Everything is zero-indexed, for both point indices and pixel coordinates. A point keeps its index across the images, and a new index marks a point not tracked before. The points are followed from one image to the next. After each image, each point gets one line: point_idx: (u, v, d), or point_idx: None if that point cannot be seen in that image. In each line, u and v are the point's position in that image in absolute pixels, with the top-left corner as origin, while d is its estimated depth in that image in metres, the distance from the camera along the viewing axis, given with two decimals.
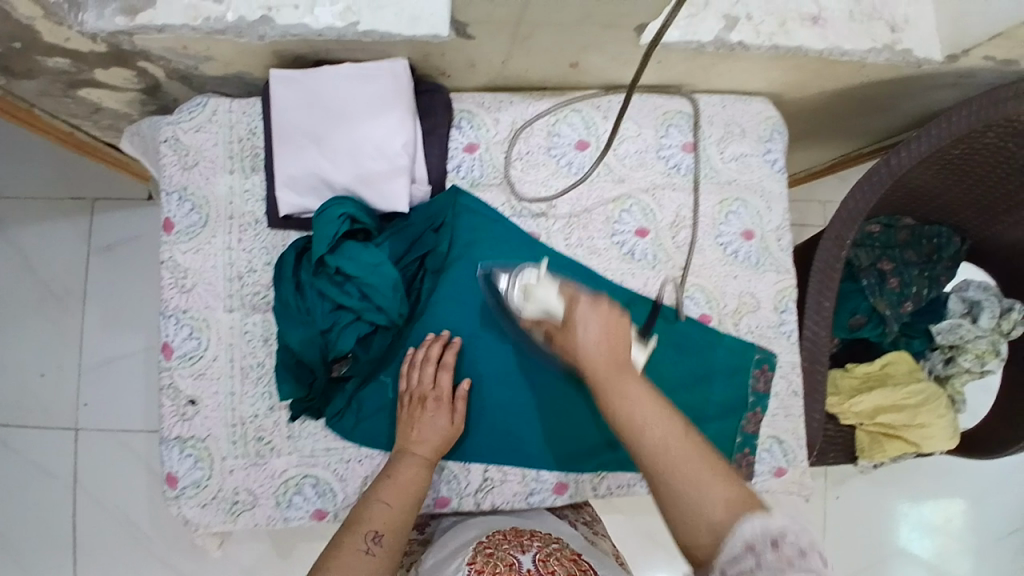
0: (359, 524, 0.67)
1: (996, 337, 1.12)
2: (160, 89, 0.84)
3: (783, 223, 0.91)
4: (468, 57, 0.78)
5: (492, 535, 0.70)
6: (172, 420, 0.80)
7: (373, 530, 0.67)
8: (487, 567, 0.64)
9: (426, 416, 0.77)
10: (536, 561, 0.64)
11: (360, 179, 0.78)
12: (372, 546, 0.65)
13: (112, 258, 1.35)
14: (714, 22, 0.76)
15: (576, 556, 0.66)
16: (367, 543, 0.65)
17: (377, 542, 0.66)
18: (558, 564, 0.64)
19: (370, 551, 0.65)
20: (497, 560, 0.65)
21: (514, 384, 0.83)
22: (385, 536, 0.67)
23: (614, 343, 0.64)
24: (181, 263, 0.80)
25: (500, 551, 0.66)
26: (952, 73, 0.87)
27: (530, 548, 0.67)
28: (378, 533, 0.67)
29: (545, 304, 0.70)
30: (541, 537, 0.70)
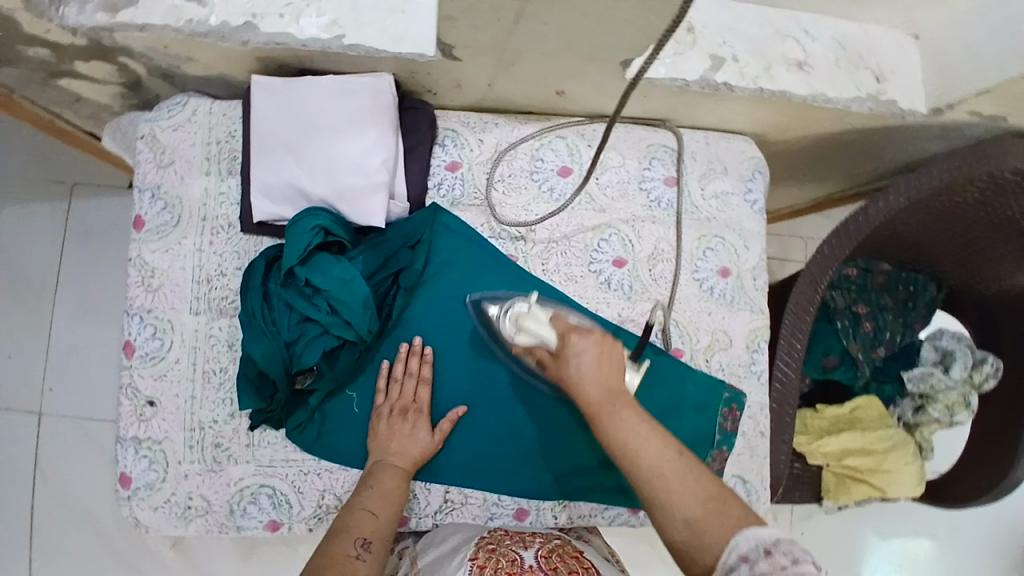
0: (348, 530, 0.67)
1: (967, 389, 1.13)
2: (142, 85, 0.83)
3: (760, 262, 0.92)
4: (454, 77, 0.78)
5: (492, 532, 0.72)
6: (128, 420, 0.78)
7: (362, 537, 0.67)
8: (488, 563, 0.64)
9: (406, 429, 0.77)
10: (538, 558, 0.66)
11: (336, 193, 0.77)
12: (362, 552, 0.65)
13: (88, 244, 1.34)
14: (700, 61, 0.77)
15: (577, 553, 0.69)
16: (358, 548, 0.65)
17: (366, 548, 0.66)
18: (560, 560, 0.66)
19: (360, 556, 0.65)
20: (499, 556, 0.66)
21: (484, 405, 0.82)
22: (374, 542, 0.67)
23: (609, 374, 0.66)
24: (149, 261, 0.79)
25: (502, 547, 0.68)
26: (936, 126, 0.88)
27: (531, 546, 0.69)
28: (366, 540, 0.67)
29: (538, 336, 0.72)
30: (541, 535, 0.74)
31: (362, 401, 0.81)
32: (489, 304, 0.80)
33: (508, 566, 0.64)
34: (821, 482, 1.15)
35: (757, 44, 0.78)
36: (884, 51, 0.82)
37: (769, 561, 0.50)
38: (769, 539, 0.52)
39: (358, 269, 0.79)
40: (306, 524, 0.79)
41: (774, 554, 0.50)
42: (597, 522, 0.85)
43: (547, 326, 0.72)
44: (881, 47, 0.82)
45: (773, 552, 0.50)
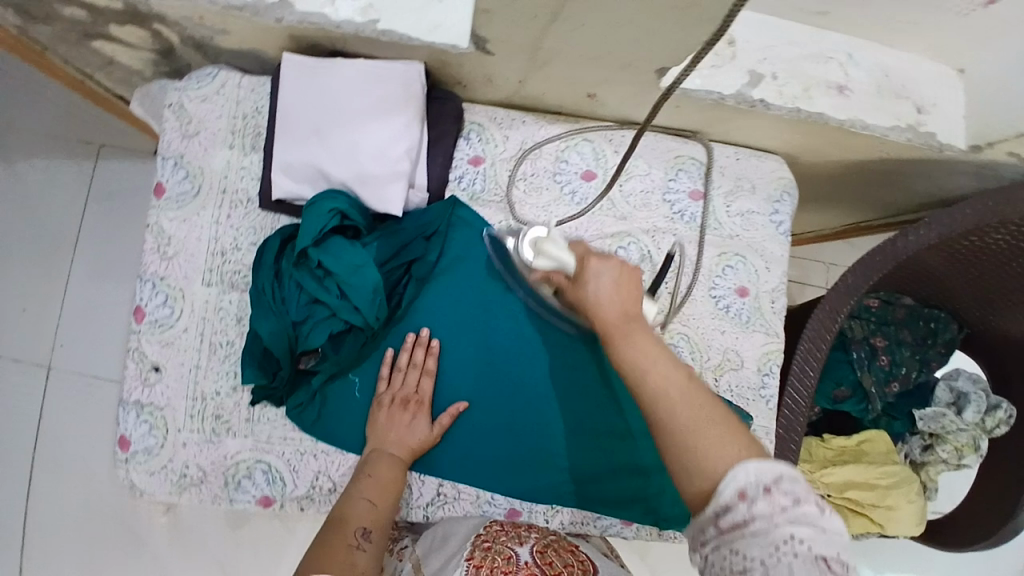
0: (347, 520, 0.66)
1: (978, 432, 1.11)
2: (174, 53, 0.83)
3: (780, 285, 0.90)
4: (485, 71, 0.77)
5: (489, 527, 0.73)
6: (133, 383, 0.79)
7: (362, 527, 0.66)
8: (486, 562, 0.65)
9: (405, 420, 0.77)
10: (534, 553, 0.67)
11: (356, 177, 0.77)
12: (362, 542, 0.65)
13: (110, 205, 1.35)
14: (738, 76, 0.75)
15: (572, 547, 0.71)
16: (357, 539, 0.64)
17: (366, 538, 0.65)
18: (555, 555, 0.68)
19: (360, 546, 0.64)
20: (495, 554, 0.66)
21: (484, 401, 0.82)
22: (373, 532, 0.66)
23: (627, 299, 0.62)
24: (166, 229, 0.79)
25: (498, 544, 0.69)
26: (976, 164, 0.84)
27: (527, 540, 0.70)
28: (366, 529, 0.66)
29: (557, 260, 0.69)
30: (537, 529, 0.75)
31: (364, 386, 0.81)
32: (506, 236, 0.79)
33: (504, 564, 0.65)
34: None
35: (797, 63, 0.76)
36: (923, 82, 0.80)
37: (767, 500, 0.47)
38: (770, 475, 0.48)
39: (371, 255, 0.79)
40: (298, 504, 0.79)
41: (775, 493, 0.47)
42: (588, 531, 0.84)
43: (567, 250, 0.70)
44: (922, 79, 0.80)
45: (773, 489, 0.47)
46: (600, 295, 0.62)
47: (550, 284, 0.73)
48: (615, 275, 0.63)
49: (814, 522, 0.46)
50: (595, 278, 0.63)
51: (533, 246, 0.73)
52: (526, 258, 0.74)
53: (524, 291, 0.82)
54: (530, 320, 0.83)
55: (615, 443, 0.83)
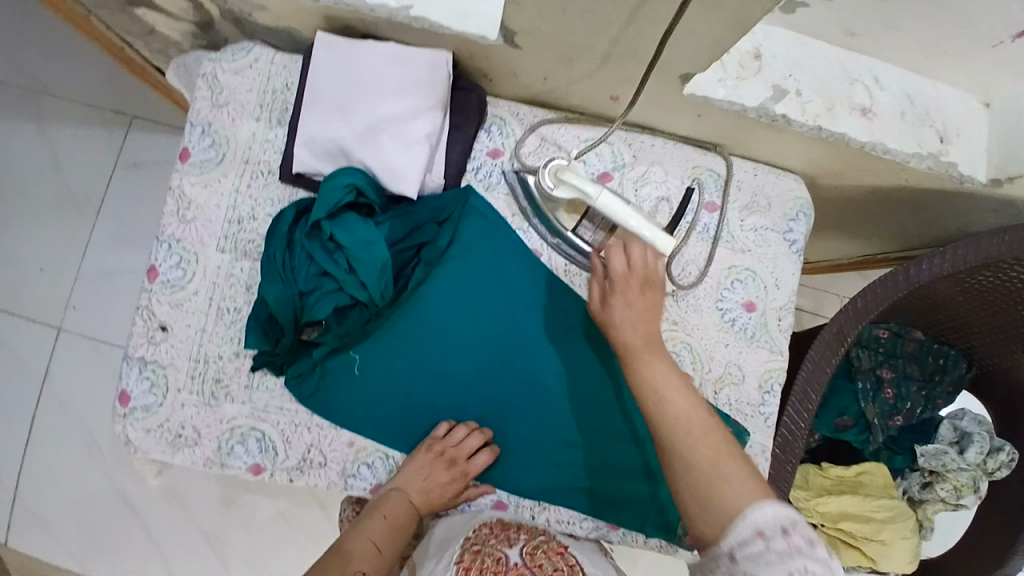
0: (346, 561, 0.67)
1: (979, 473, 1.09)
2: (213, 26, 0.86)
3: (788, 303, 0.89)
4: (512, 64, 0.79)
5: (478, 531, 0.73)
6: (139, 341, 0.80)
7: (359, 572, 0.66)
8: (475, 564, 0.65)
9: (439, 474, 0.78)
10: (523, 555, 0.66)
11: (375, 157, 0.78)
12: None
13: (136, 176, 1.37)
14: (762, 89, 0.76)
15: (562, 549, 0.69)
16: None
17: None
18: (546, 557, 0.67)
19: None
20: (485, 556, 0.67)
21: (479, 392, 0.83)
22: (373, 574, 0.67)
23: (646, 331, 0.72)
24: (187, 193, 0.81)
25: (488, 546, 0.69)
26: (990, 198, 0.85)
27: (516, 542, 0.70)
28: (363, 574, 0.66)
29: (578, 189, 0.78)
30: (527, 529, 0.74)
31: (364, 364, 0.80)
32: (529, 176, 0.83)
33: (492, 566, 0.65)
34: None
35: (823, 82, 0.76)
36: (952, 112, 0.80)
37: (785, 541, 0.55)
38: (786, 519, 0.56)
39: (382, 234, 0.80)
40: (287, 474, 0.80)
41: (791, 535, 0.55)
42: (573, 531, 0.84)
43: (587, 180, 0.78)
44: (949, 109, 0.80)
45: (790, 531, 0.55)
46: (625, 323, 0.72)
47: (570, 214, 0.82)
48: (640, 306, 0.73)
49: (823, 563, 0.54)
50: (620, 303, 0.73)
51: (554, 176, 0.79)
52: (546, 187, 0.79)
53: (541, 224, 0.84)
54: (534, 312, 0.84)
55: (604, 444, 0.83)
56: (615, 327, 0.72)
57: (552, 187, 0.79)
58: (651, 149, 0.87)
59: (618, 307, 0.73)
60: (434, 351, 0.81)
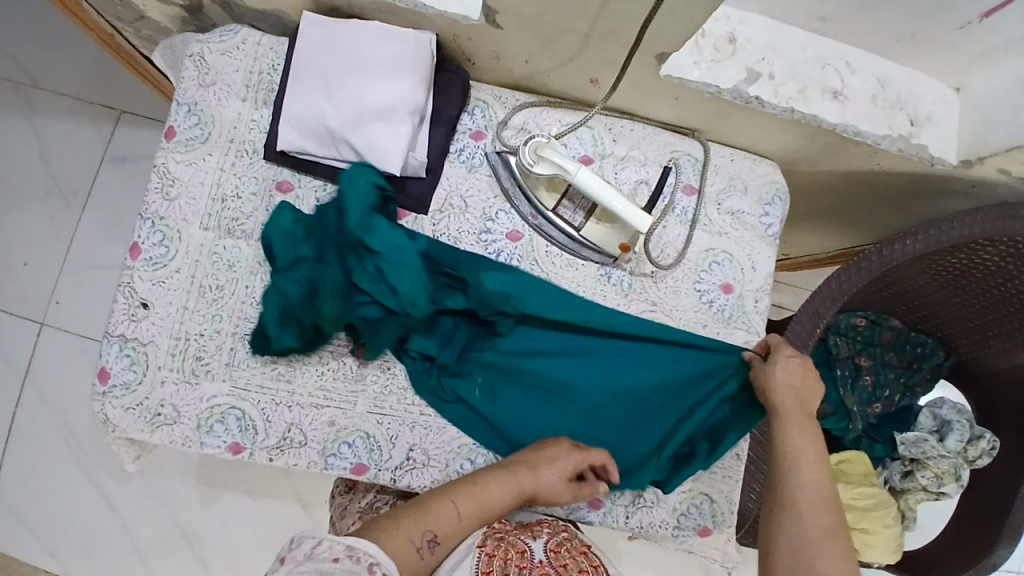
0: (424, 516, 0.64)
1: (960, 462, 1.10)
2: (202, 9, 0.88)
3: (765, 285, 0.90)
4: (494, 46, 0.81)
5: (503, 523, 0.69)
6: (119, 318, 0.79)
7: (433, 532, 0.63)
8: (499, 551, 0.64)
9: (552, 461, 0.75)
10: (548, 552, 0.66)
11: (358, 134, 0.80)
12: (425, 546, 0.62)
13: (124, 170, 1.38)
14: (736, 71, 0.78)
15: (586, 548, 0.68)
16: (424, 542, 0.62)
17: (431, 544, 0.62)
18: (569, 557, 0.66)
19: (420, 549, 0.61)
20: (509, 546, 0.65)
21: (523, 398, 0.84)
22: (440, 543, 0.63)
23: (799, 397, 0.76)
24: (172, 170, 0.82)
25: (511, 536, 0.67)
26: (962, 180, 0.87)
27: (539, 535, 0.69)
28: (435, 536, 0.63)
29: (558, 166, 0.80)
30: (549, 524, 0.72)
31: (460, 370, 0.83)
32: (510, 158, 0.85)
33: (517, 559, 0.64)
34: None
35: (797, 66, 0.79)
36: (923, 97, 0.82)
37: None
38: None
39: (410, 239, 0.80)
40: (267, 453, 0.79)
41: None
42: (553, 511, 0.83)
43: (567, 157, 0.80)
44: (920, 93, 0.82)
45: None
46: (781, 380, 0.76)
47: (549, 195, 0.84)
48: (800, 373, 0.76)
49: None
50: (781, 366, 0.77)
51: (534, 152, 0.81)
52: (525, 163, 0.81)
53: (526, 207, 0.85)
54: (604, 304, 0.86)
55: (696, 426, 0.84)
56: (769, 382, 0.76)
57: (531, 164, 0.81)
58: (630, 133, 0.89)
59: (779, 367, 0.77)
60: (516, 356, 0.84)
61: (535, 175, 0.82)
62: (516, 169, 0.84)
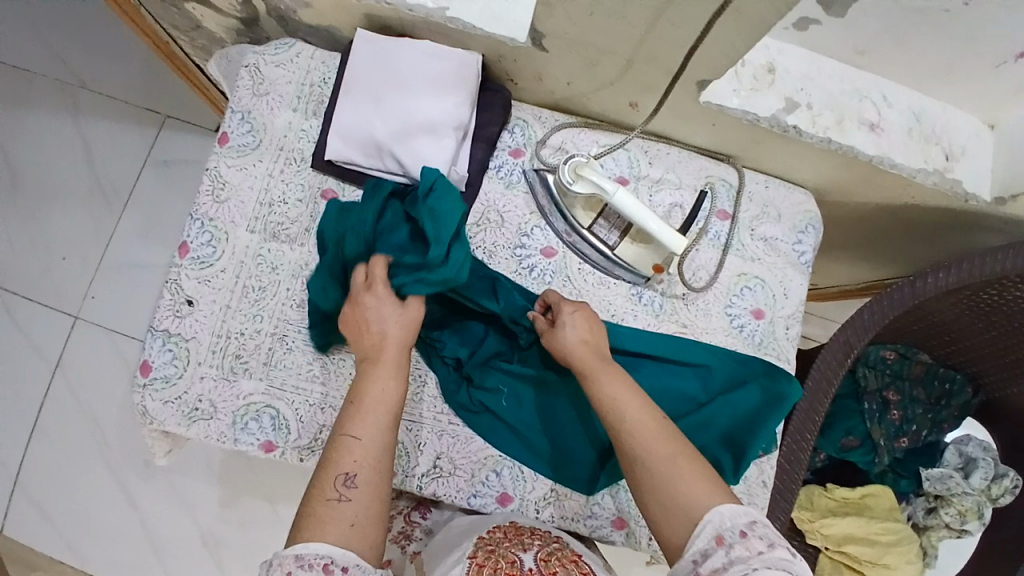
0: (329, 465, 0.61)
1: (983, 499, 1.08)
2: (257, 22, 0.92)
3: (796, 312, 0.91)
4: (538, 68, 0.83)
5: (492, 534, 0.71)
6: (164, 314, 0.82)
7: (344, 472, 0.60)
8: (488, 562, 0.63)
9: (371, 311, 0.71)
10: (538, 560, 0.64)
11: (404, 146, 0.82)
12: (346, 492, 0.59)
13: (165, 172, 1.43)
14: (775, 100, 0.79)
15: (577, 557, 0.67)
16: (339, 492, 0.59)
17: (351, 485, 0.60)
18: (559, 565, 0.64)
19: (343, 497, 0.59)
20: (498, 558, 0.65)
21: (550, 411, 0.85)
22: (360, 475, 0.60)
23: (594, 341, 0.73)
24: (223, 174, 0.85)
25: (502, 548, 0.67)
26: (995, 217, 0.88)
27: (530, 547, 0.68)
28: (349, 474, 0.60)
29: (596, 186, 0.82)
30: (541, 536, 0.72)
31: (484, 382, 0.84)
32: (548, 176, 0.87)
33: (506, 568, 0.63)
34: (815, 564, 1.10)
35: (835, 98, 0.80)
36: (959, 132, 0.83)
37: (744, 545, 0.55)
38: (745, 521, 0.56)
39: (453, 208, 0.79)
40: (299, 454, 0.80)
41: (750, 537, 0.55)
42: (576, 528, 0.83)
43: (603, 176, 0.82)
44: (956, 128, 0.83)
45: (747, 533, 0.55)
46: (571, 338, 0.73)
47: (585, 213, 0.86)
48: (583, 319, 0.74)
49: (784, 566, 0.54)
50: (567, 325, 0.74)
51: (573, 172, 0.82)
52: (563, 180, 0.83)
53: (563, 224, 0.87)
54: (634, 323, 0.87)
55: (718, 430, 0.84)
56: (563, 344, 0.73)
57: (570, 181, 0.83)
58: (666, 157, 0.91)
59: (566, 325, 0.74)
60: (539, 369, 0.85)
61: (573, 193, 0.84)
62: (555, 188, 0.86)
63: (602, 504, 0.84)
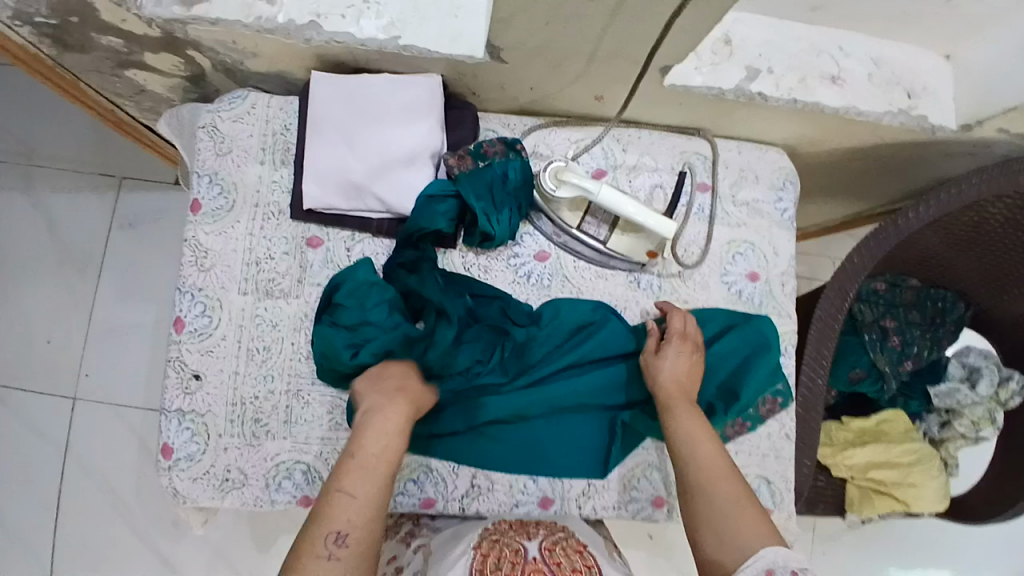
0: (322, 521, 0.62)
1: (993, 406, 1.16)
2: (204, 78, 0.90)
3: (788, 268, 0.93)
4: (499, 79, 0.83)
5: (499, 522, 0.71)
6: (174, 392, 0.81)
7: (335, 530, 0.61)
8: (493, 551, 0.65)
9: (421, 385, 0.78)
10: (542, 550, 0.65)
11: (383, 182, 0.83)
12: (335, 550, 0.60)
13: (134, 234, 1.39)
14: (737, 71, 0.80)
15: (582, 546, 0.67)
16: (329, 547, 0.60)
17: (341, 544, 0.61)
18: (564, 555, 0.65)
19: (332, 555, 0.60)
20: (503, 546, 0.66)
21: (562, 420, 0.86)
22: (351, 534, 0.62)
23: (687, 382, 0.80)
24: (203, 242, 0.83)
25: (507, 536, 0.67)
26: (963, 143, 0.90)
27: (535, 535, 0.68)
28: (340, 533, 0.61)
29: (579, 188, 0.83)
30: (547, 525, 0.72)
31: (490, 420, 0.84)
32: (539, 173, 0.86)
33: (511, 556, 0.64)
34: (845, 495, 1.15)
35: (795, 58, 0.80)
36: (917, 70, 0.84)
37: None
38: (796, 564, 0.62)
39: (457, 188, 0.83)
40: None
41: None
42: (619, 515, 0.86)
43: (585, 177, 0.83)
44: (915, 67, 0.84)
45: (799, 575, 0.61)
46: (669, 373, 0.80)
47: (572, 215, 0.86)
48: (686, 360, 0.81)
49: None
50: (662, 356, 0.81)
51: (555, 177, 0.83)
52: (546, 188, 0.84)
53: (550, 227, 0.88)
54: (637, 309, 0.89)
55: (711, 385, 0.87)
56: (658, 375, 0.80)
57: (552, 188, 0.83)
58: (639, 141, 0.91)
59: (667, 357, 0.81)
60: (532, 393, 0.84)
61: (558, 199, 0.85)
62: (539, 195, 0.86)
63: (639, 487, 0.86)
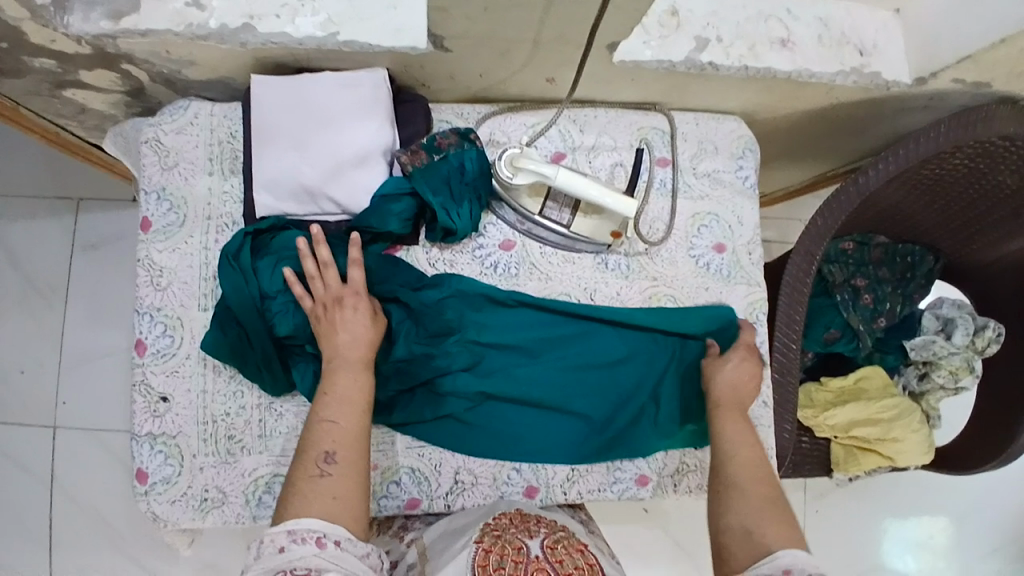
0: (309, 447, 0.67)
1: (970, 354, 1.15)
2: (144, 91, 0.87)
3: (754, 236, 0.93)
4: (448, 69, 0.81)
5: (499, 519, 0.70)
6: (143, 417, 0.80)
7: (325, 450, 0.67)
8: (495, 546, 0.64)
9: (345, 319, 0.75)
10: (544, 548, 0.64)
11: (336, 183, 0.81)
12: (326, 467, 0.66)
13: (97, 257, 1.36)
14: (686, 42, 0.78)
15: (582, 545, 0.67)
16: (320, 465, 0.65)
17: (330, 461, 0.66)
18: (566, 552, 0.64)
19: (324, 472, 0.65)
20: (506, 542, 0.65)
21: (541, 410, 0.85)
22: (339, 452, 0.67)
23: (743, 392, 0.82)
24: (157, 261, 0.81)
25: (509, 533, 0.66)
26: (919, 96, 0.90)
27: (537, 533, 0.67)
28: (329, 452, 0.67)
29: (537, 174, 0.81)
30: (547, 523, 0.71)
31: (469, 417, 0.84)
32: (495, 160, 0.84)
33: (514, 554, 0.63)
34: (831, 455, 1.16)
35: (743, 25, 0.79)
36: (867, 26, 0.83)
37: None
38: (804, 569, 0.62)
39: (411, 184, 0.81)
40: None
41: None
42: (604, 497, 0.86)
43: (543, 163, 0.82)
44: (865, 23, 0.83)
45: None
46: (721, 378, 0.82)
47: (533, 201, 0.85)
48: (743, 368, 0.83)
49: None
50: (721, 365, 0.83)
51: (511, 165, 0.82)
52: (504, 178, 0.82)
53: (513, 215, 0.87)
54: (607, 291, 0.88)
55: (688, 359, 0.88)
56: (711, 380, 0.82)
57: (509, 176, 0.82)
58: (595, 120, 0.90)
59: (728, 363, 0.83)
60: (496, 375, 0.84)
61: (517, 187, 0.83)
62: (498, 183, 0.84)
63: (623, 467, 0.87)
